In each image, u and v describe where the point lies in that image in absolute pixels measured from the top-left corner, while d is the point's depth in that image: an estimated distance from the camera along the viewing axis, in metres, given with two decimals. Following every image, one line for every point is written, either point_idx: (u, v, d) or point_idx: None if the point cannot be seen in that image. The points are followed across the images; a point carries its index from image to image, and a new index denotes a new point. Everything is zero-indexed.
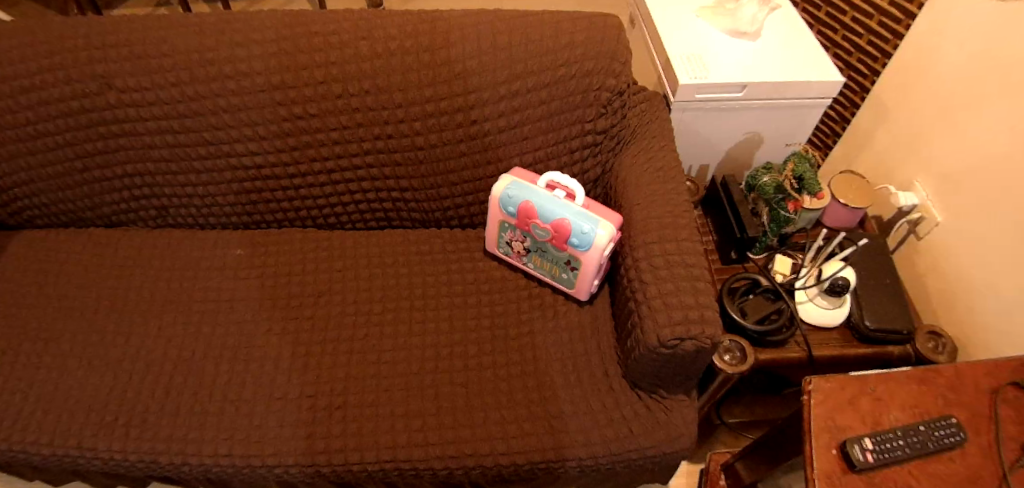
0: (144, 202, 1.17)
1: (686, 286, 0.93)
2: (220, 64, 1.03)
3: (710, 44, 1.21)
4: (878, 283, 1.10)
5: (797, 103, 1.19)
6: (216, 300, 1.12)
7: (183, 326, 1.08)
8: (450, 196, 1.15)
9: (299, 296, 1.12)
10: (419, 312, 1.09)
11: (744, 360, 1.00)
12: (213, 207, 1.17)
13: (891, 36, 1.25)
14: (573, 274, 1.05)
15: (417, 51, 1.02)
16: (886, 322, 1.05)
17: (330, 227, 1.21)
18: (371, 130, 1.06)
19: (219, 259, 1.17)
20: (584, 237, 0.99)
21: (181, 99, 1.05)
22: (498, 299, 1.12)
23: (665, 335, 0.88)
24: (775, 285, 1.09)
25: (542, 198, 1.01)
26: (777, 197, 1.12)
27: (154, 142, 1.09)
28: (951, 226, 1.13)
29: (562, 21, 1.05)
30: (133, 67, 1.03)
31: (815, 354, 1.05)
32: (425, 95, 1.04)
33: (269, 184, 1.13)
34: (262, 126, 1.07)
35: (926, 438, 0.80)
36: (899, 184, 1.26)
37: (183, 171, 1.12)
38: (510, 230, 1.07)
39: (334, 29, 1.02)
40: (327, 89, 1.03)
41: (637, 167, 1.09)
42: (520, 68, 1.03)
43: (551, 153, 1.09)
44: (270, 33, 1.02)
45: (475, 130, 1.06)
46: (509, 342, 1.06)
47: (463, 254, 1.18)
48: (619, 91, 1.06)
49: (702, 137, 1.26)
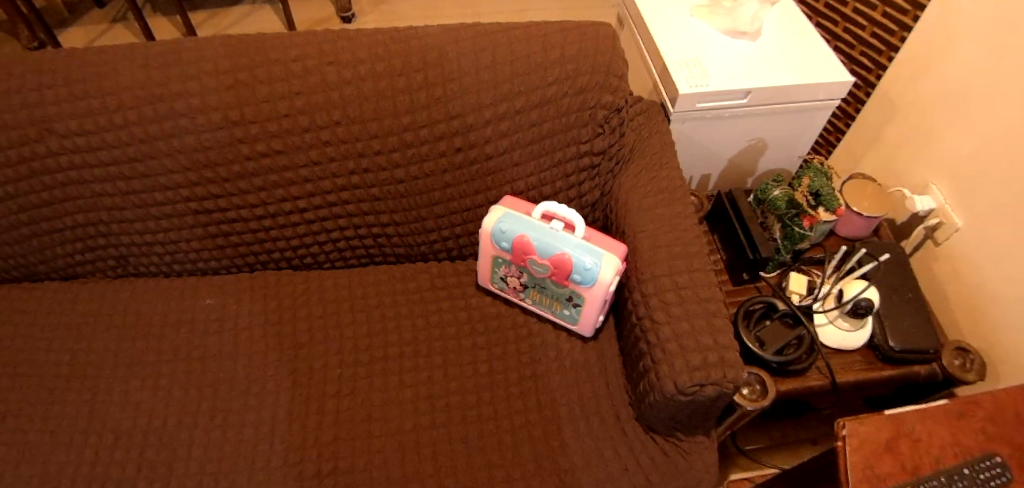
0: (100, 252, 1.07)
1: (702, 326, 0.84)
2: (170, 100, 0.92)
3: (709, 47, 1.13)
4: (900, 298, 1.03)
5: (804, 106, 1.12)
6: (187, 359, 1.02)
7: (154, 390, 0.99)
8: (436, 228, 1.06)
9: (278, 350, 1.02)
10: (410, 361, 1.01)
11: (764, 394, 0.94)
12: (177, 254, 1.07)
13: (897, 27, 1.15)
14: (576, 310, 0.97)
15: (392, 75, 0.92)
16: (910, 342, 0.98)
17: (307, 267, 1.11)
18: (345, 164, 0.96)
19: (188, 311, 1.07)
20: (586, 273, 0.90)
21: (130, 141, 0.94)
22: (495, 340, 1.03)
23: (684, 381, 0.81)
24: (792, 308, 1.01)
25: (539, 232, 0.92)
26: (790, 213, 1.03)
27: (104, 190, 0.98)
28: (972, 232, 1.05)
29: (549, 34, 0.94)
30: (75, 109, 0.92)
31: (839, 380, 0.98)
32: (403, 123, 0.94)
33: (236, 228, 1.03)
34: (222, 167, 0.96)
35: (970, 483, 0.74)
36: (913, 186, 1.17)
37: (140, 218, 1.01)
38: (503, 265, 0.98)
39: (298, 55, 0.92)
40: (293, 122, 0.93)
41: (639, 189, 1.00)
42: (507, 88, 0.93)
43: (545, 179, 1.00)
44: (225, 62, 0.91)
45: (460, 159, 0.97)
46: (510, 388, 0.98)
47: (453, 290, 1.08)
48: (617, 107, 0.97)
49: (703, 147, 1.18)
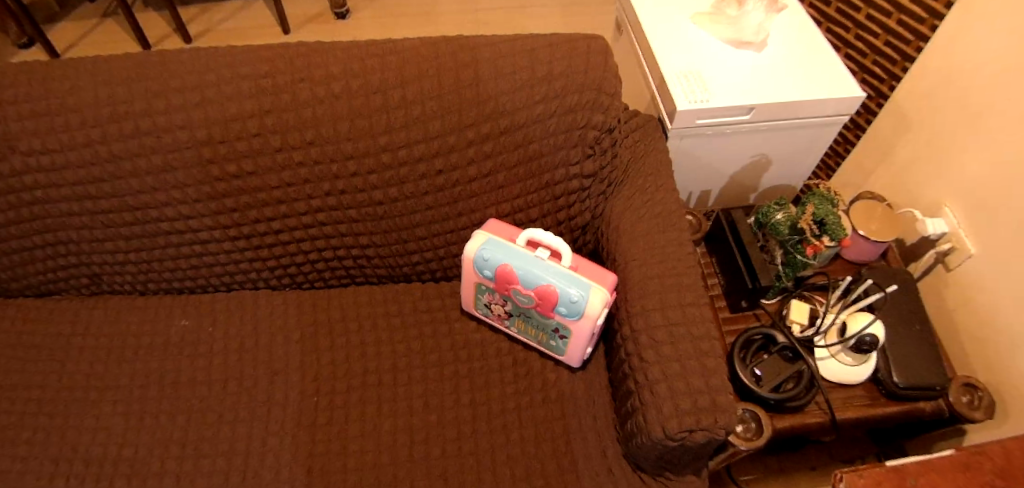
0: (72, 270, 1.03)
1: (693, 367, 0.79)
2: (136, 118, 0.87)
3: (711, 58, 1.06)
4: (908, 330, 0.97)
5: (810, 122, 1.05)
6: (160, 384, 0.99)
7: (126, 416, 0.96)
8: (418, 250, 1.02)
9: (253, 376, 0.99)
10: (389, 390, 0.97)
11: (759, 433, 0.89)
12: (151, 273, 1.03)
13: (913, 37, 1.06)
14: (563, 341, 0.92)
15: (368, 93, 0.87)
16: (916, 379, 0.93)
17: (286, 287, 1.08)
18: (320, 186, 0.92)
19: (163, 333, 1.03)
20: (573, 306, 0.86)
21: (96, 160, 0.89)
22: (478, 368, 0.99)
23: (673, 427, 0.76)
24: (793, 341, 0.95)
25: (523, 261, 0.87)
26: (792, 239, 0.98)
27: (72, 209, 0.94)
28: (986, 260, 0.99)
29: (536, 49, 0.89)
30: (37, 126, 0.87)
31: (838, 418, 0.94)
32: (380, 144, 0.89)
33: (209, 248, 0.99)
34: (192, 188, 0.92)
35: None
36: (924, 207, 1.10)
37: (110, 237, 0.98)
38: (487, 292, 0.93)
39: (268, 70, 0.87)
40: (263, 141, 0.88)
41: (632, 213, 0.94)
42: (490, 107, 0.88)
43: (531, 202, 0.96)
44: (192, 78, 0.87)
45: (441, 181, 0.92)
46: (493, 421, 0.94)
47: (437, 315, 1.04)
48: (609, 127, 0.91)
49: (703, 163, 1.12)
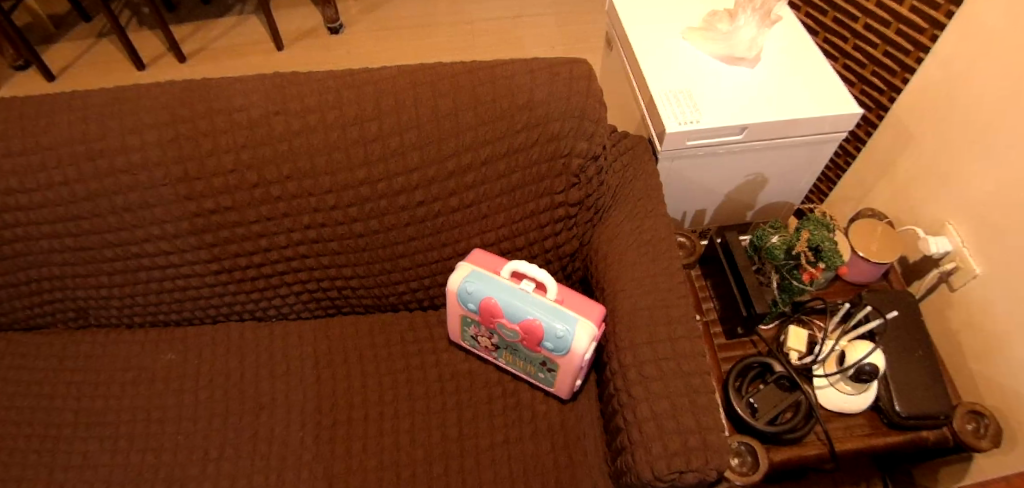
0: (57, 305, 1.01)
1: (683, 404, 0.77)
2: (112, 155, 0.86)
3: (702, 76, 1.03)
4: (910, 358, 0.94)
5: (806, 140, 1.02)
6: (145, 420, 0.97)
7: (109, 454, 0.94)
8: (403, 280, 1.00)
9: (238, 411, 0.97)
10: (376, 424, 0.95)
11: (755, 467, 0.87)
12: (134, 307, 1.02)
13: (913, 47, 1.03)
14: (551, 374, 0.90)
15: (344, 125, 0.85)
16: (918, 408, 0.90)
17: (272, 318, 1.06)
18: (301, 218, 0.91)
19: (148, 368, 1.02)
20: (559, 341, 0.83)
21: (74, 198, 0.88)
22: (466, 400, 0.97)
23: (662, 468, 0.73)
24: (791, 371, 0.92)
25: (506, 295, 0.84)
26: (788, 264, 0.95)
27: (52, 246, 0.93)
28: (992, 282, 0.95)
29: (517, 75, 0.86)
30: (14, 165, 0.86)
31: (838, 449, 0.91)
32: (358, 177, 0.87)
33: (192, 282, 0.98)
34: (172, 224, 0.91)
35: None
36: (926, 225, 1.07)
37: (92, 273, 0.96)
38: (473, 325, 0.92)
39: (243, 104, 0.85)
40: (240, 177, 0.87)
41: (619, 241, 0.91)
42: (470, 137, 0.86)
43: (516, 231, 0.94)
44: (166, 113, 0.85)
45: (423, 212, 0.91)
46: (481, 455, 0.91)
47: (425, 345, 1.03)
48: (593, 155, 0.88)
49: (697, 183, 1.10)
